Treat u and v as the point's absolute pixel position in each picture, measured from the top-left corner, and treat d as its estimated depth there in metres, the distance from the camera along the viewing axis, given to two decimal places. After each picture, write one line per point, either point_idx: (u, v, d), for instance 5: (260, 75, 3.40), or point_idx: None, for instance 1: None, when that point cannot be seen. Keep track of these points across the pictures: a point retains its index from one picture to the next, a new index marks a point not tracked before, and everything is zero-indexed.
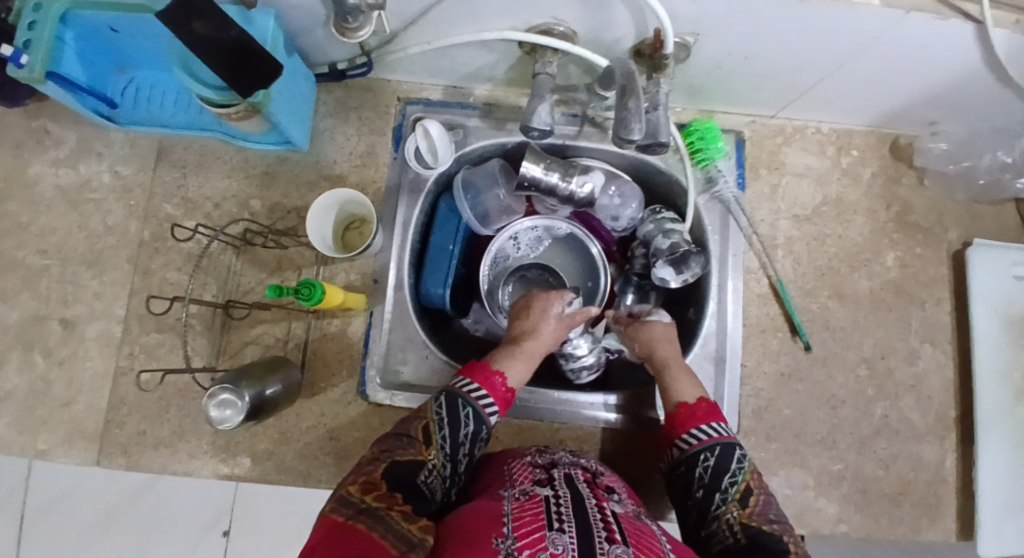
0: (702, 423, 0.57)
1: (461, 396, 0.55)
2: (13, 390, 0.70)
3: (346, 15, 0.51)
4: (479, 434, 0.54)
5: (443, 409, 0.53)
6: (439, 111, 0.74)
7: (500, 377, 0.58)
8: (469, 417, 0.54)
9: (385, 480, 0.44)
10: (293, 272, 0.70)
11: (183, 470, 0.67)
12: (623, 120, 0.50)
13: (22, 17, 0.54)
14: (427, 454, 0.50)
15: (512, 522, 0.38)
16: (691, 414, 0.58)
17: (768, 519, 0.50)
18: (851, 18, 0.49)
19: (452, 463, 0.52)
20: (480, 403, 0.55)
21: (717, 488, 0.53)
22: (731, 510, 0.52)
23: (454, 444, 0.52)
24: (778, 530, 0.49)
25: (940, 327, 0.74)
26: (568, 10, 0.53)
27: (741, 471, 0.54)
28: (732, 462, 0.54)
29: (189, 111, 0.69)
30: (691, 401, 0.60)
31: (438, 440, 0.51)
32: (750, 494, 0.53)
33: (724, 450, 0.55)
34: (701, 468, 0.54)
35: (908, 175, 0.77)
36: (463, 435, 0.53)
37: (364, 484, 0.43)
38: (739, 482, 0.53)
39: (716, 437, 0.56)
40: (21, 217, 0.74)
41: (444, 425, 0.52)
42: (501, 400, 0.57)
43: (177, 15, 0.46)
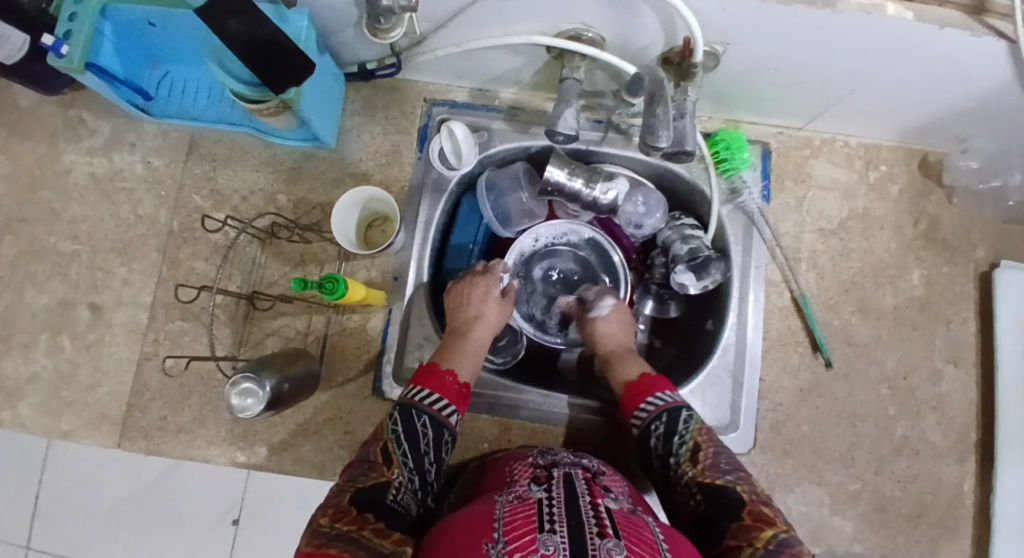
0: (651, 393, 0.57)
1: (415, 405, 0.54)
2: (40, 372, 0.72)
3: (379, 16, 0.52)
4: (442, 438, 0.53)
5: (399, 423, 0.52)
6: (465, 113, 0.75)
7: (450, 375, 0.58)
8: (425, 424, 0.52)
9: (354, 504, 0.43)
10: (316, 266, 0.71)
11: (201, 457, 0.68)
12: (650, 127, 0.50)
13: (63, 11, 0.57)
14: (391, 474, 0.48)
15: (502, 527, 0.38)
16: (640, 388, 0.58)
17: (720, 470, 0.48)
18: (885, 30, 0.49)
19: (421, 475, 0.50)
20: (437, 409, 0.55)
21: (670, 453, 0.51)
22: (687, 470, 0.49)
23: (418, 458, 0.50)
24: (731, 482, 0.47)
25: (966, 347, 0.73)
26: (598, 16, 0.53)
27: (688, 429, 0.52)
28: (680, 424, 0.53)
29: (221, 106, 0.71)
30: (648, 373, 0.59)
31: (398, 457, 0.49)
32: (699, 450, 0.50)
33: (670, 415, 0.53)
34: (655, 438, 0.53)
35: (937, 192, 0.76)
36: (424, 444, 0.51)
37: (335, 513, 0.42)
38: (688, 440, 0.51)
39: (667, 402, 0.55)
40: (55, 204, 0.76)
41: (403, 439, 0.51)
42: (456, 397, 0.57)
43: (217, 15, 0.48)
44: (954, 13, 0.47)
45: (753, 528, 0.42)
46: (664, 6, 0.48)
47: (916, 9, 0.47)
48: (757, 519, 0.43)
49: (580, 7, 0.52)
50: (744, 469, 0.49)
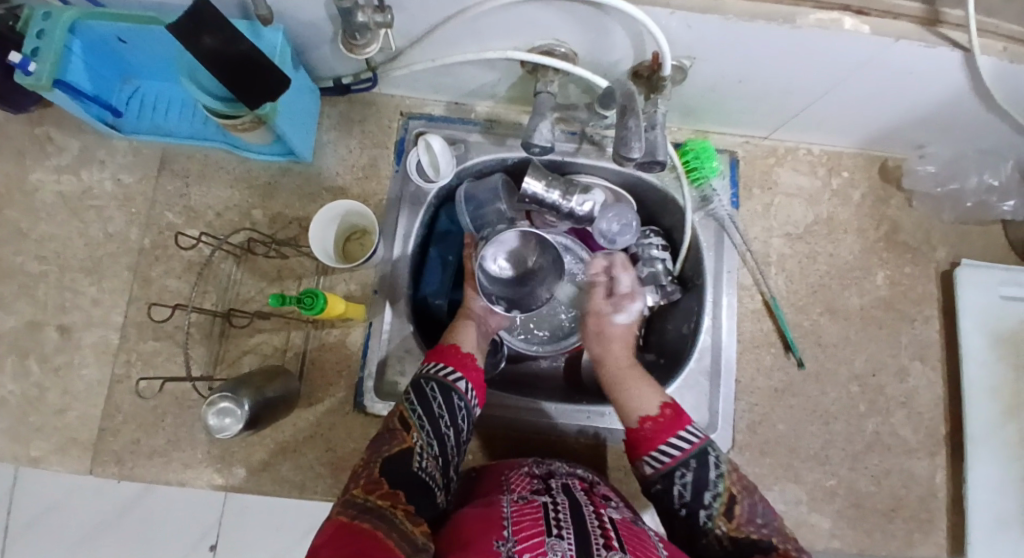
0: (678, 431, 0.53)
1: (424, 377, 0.56)
2: (6, 397, 0.70)
3: (354, 32, 0.52)
4: (455, 406, 0.54)
5: (411, 396, 0.54)
6: (441, 126, 0.76)
7: (452, 347, 0.61)
8: (434, 390, 0.54)
9: (385, 477, 0.44)
10: (294, 281, 0.70)
11: (177, 480, 0.66)
12: (623, 138, 0.51)
13: (31, 26, 0.55)
14: (412, 438, 0.49)
15: (512, 526, 0.39)
16: (654, 430, 0.54)
17: (757, 526, 0.48)
18: (843, 43, 0.51)
19: (440, 441, 0.52)
20: (443, 375, 0.56)
21: (701, 506, 0.49)
22: (719, 525, 0.48)
23: (434, 423, 0.52)
24: (767, 538, 0.47)
25: (930, 344, 0.76)
26: (570, 32, 0.55)
27: (721, 480, 0.50)
28: (710, 472, 0.50)
29: (194, 122, 0.70)
30: (653, 412, 0.56)
31: (415, 422, 0.51)
32: (734, 504, 0.49)
33: (702, 459, 0.51)
34: (679, 486, 0.50)
35: (897, 196, 0.80)
36: (439, 412, 0.53)
37: (366, 485, 0.43)
38: (722, 494, 0.49)
39: (694, 444, 0.52)
40: (21, 223, 0.74)
41: (416, 406, 0.53)
42: (462, 366, 0.58)
43: (188, 31, 0.47)
44: (908, 26, 0.50)
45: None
46: (634, 23, 0.50)
47: (873, 23, 0.49)
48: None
49: (553, 24, 0.54)
50: (775, 518, 0.49)
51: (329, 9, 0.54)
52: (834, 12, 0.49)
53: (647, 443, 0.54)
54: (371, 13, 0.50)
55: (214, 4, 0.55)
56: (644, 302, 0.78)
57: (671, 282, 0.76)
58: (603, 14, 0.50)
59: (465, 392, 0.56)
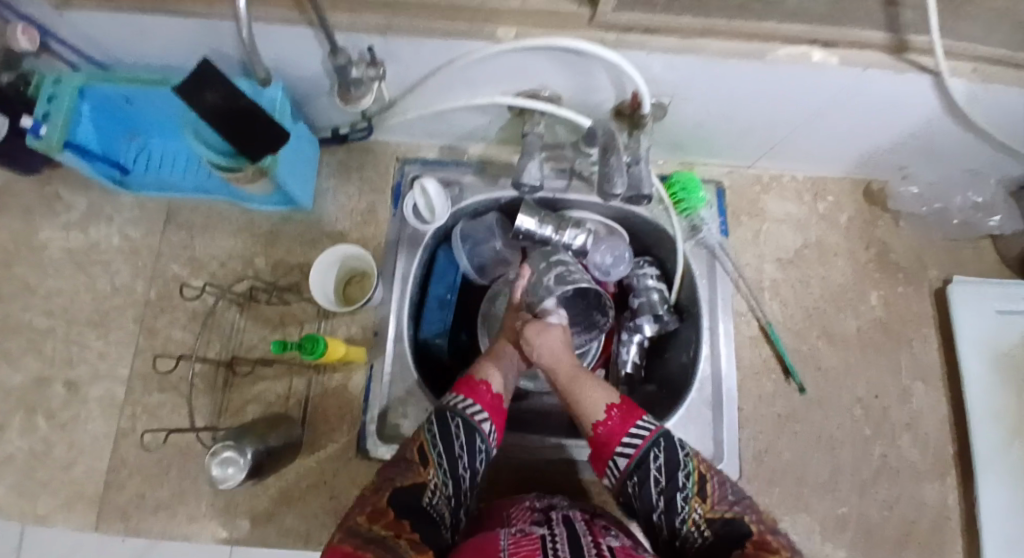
0: (637, 420, 0.51)
1: (450, 410, 0.53)
2: (13, 454, 0.70)
3: (349, 85, 0.55)
4: (475, 446, 0.52)
5: (434, 426, 0.52)
6: (436, 169, 0.78)
7: (485, 385, 0.56)
8: (459, 428, 0.52)
9: (392, 507, 0.44)
10: (296, 326, 0.72)
11: (181, 534, 0.66)
12: (607, 175, 0.54)
13: (43, 91, 0.59)
14: (426, 475, 0.48)
15: (508, 555, 0.39)
16: (622, 417, 0.51)
17: (729, 503, 0.46)
18: (816, 74, 0.54)
19: (455, 481, 0.50)
20: (468, 412, 0.53)
21: (677, 489, 0.47)
22: (694, 507, 0.46)
23: (452, 461, 0.50)
24: (740, 515, 0.45)
25: (930, 364, 0.76)
26: (554, 77, 0.58)
27: (689, 461, 0.49)
28: (680, 453, 0.49)
29: (198, 175, 0.73)
30: (605, 411, 0.52)
31: (433, 457, 0.50)
32: (706, 482, 0.48)
33: (668, 445, 0.50)
34: (654, 471, 0.48)
35: (884, 218, 0.81)
36: (459, 450, 0.51)
37: (371, 513, 0.43)
38: (693, 473, 0.48)
39: (652, 432, 0.50)
40: (30, 280, 0.76)
41: (438, 440, 0.51)
42: (490, 407, 0.55)
43: (192, 89, 0.50)
44: (878, 56, 0.51)
45: (759, 554, 0.41)
46: (612, 66, 0.53)
47: (843, 55, 0.51)
48: (760, 546, 0.42)
49: (536, 70, 0.57)
50: (749, 496, 0.48)
51: (326, 65, 0.58)
52: (804, 47, 0.51)
53: (608, 444, 0.51)
54: (365, 68, 0.54)
55: (216, 64, 0.59)
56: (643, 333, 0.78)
57: (669, 312, 0.77)
58: (582, 59, 0.52)
59: (488, 435, 0.54)
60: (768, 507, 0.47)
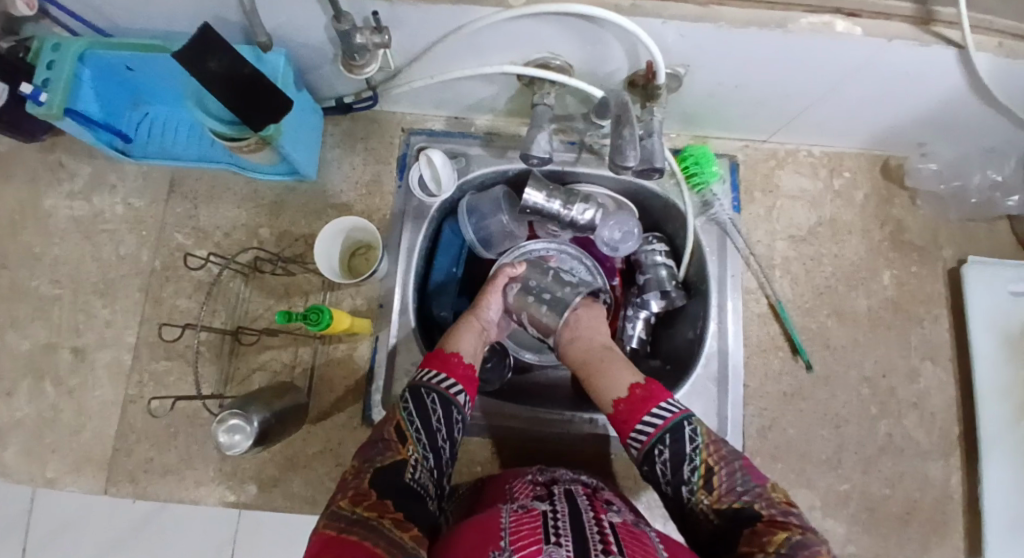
0: (646, 409, 0.52)
1: (424, 386, 0.55)
2: (22, 418, 0.71)
3: (354, 53, 0.53)
4: (451, 416, 0.54)
5: (410, 403, 0.53)
6: (442, 140, 0.77)
7: (457, 357, 0.59)
8: (435, 403, 0.54)
9: (374, 487, 0.44)
10: (301, 297, 0.71)
11: (190, 498, 0.67)
12: (619, 147, 0.52)
13: (41, 58, 0.58)
14: (406, 452, 0.49)
15: (510, 535, 0.39)
16: (630, 410, 0.53)
17: (738, 494, 0.46)
18: (836, 45, 0.51)
19: (435, 453, 0.52)
20: (444, 387, 0.55)
21: (681, 480, 0.48)
22: (701, 498, 0.47)
23: (431, 436, 0.52)
24: (751, 504, 0.45)
25: (941, 344, 0.75)
26: (565, 45, 0.56)
27: (697, 453, 0.48)
28: (687, 444, 0.49)
29: (201, 144, 0.72)
30: (625, 393, 0.55)
31: (411, 434, 0.51)
32: (713, 474, 0.47)
33: (674, 435, 0.49)
34: (660, 464, 0.49)
35: (900, 196, 0.79)
36: (436, 422, 0.53)
37: (353, 497, 0.43)
38: (699, 466, 0.48)
39: (668, 419, 0.51)
40: (36, 247, 0.76)
41: (414, 417, 0.52)
42: (464, 379, 0.57)
43: (191, 56, 0.49)
44: (902, 26, 0.49)
45: (768, 535, 0.41)
46: (626, 33, 0.50)
47: (865, 25, 0.49)
48: (772, 526, 0.42)
49: (548, 37, 0.55)
50: (759, 483, 0.47)
51: (329, 31, 0.56)
52: (826, 16, 0.49)
53: (623, 427, 0.53)
54: (370, 34, 0.51)
55: (218, 31, 0.57)
56: (648, 309, 0.78)
57: (677, 287, 0.76)
58: (595, 26, 0.50)
59: (464, 405, 0.56)
60: (778, 490, 0.47)
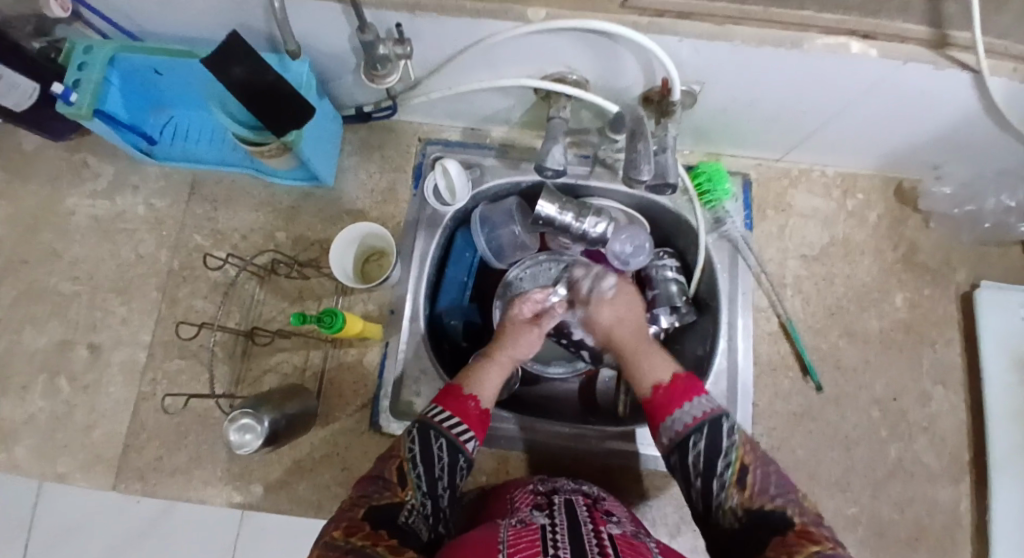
0: (685, 403, 0.54)
1: (433, 427, 0.54)
2: (36, 414, 0.73)
3: (375, 63, 0.55)
4: (456, 465, 0.53)
5: (413, 443, 0.52)
6: (458, 151, 0.78)
7: (473, 400, 0.59)
8: (441, 448, 0.53)
9: (368, 520, 0.44)
10: (314, 301, 0.72)
11: (196, 497, 0.67)
12: (633, 161, 0.53)
13: (73, 60, 0.60)
14: (404, 495, 0.49)
15: (507, 548, 0.39)
16: (671, 394, 0.56)
17: (770, 497, 0.45)
18: (853, 64, 0.52)
19: (434, 500, 0.51)
20: (455, 432, 0.55)
21: (713, 474, 0.47)
22: (731, 494, 0.46)
23: (431, 481, 0.51)
24: (782, 507, 0.44)
25: (953, 368, 0.74)
26: (582, 60, 0.57)
27: (733, 449, 0.48)
28: (723, 440, 0.49)
29: (222, 148, 0.74)
30: (667, 381, 0.58)
31: (412, 478, 0.50)
32: (747, 472, 0.47)
33: (711, 428, 0.50)
34: (693, 453, 0.49)
35: (914, 218, 0.79)
36: (439, 469, 0.52)
37: (347, 527, 0.43)
38: (734, 461, 0.47)
39: (704, 414, 0.51)
40: (57, 246, 0.78)
41: (418, 462, 0.51)
42: (474, 423, 0.57)
43: (219, 63, 0.50)
44: (918, 49, 0.49)
45: (797, 545, 0.39)
46: (642, 50, 0.51)
47: (881, 47, 0.50)
48: (802, 536, 0.40)
49: (565, 52, 0.56)
50: (794, 491, 0.46)
51: (351, 41, 0.57)
52: (842, 37, 0.49)
53: (659, 412, 0.55)
54: (392, 45, 0.53)
55: (245, 38, 0.59)
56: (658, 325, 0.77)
57: (686, 303, 0.76)
58: (612, 43, 0.51)
59: (471, 453, 0.56)
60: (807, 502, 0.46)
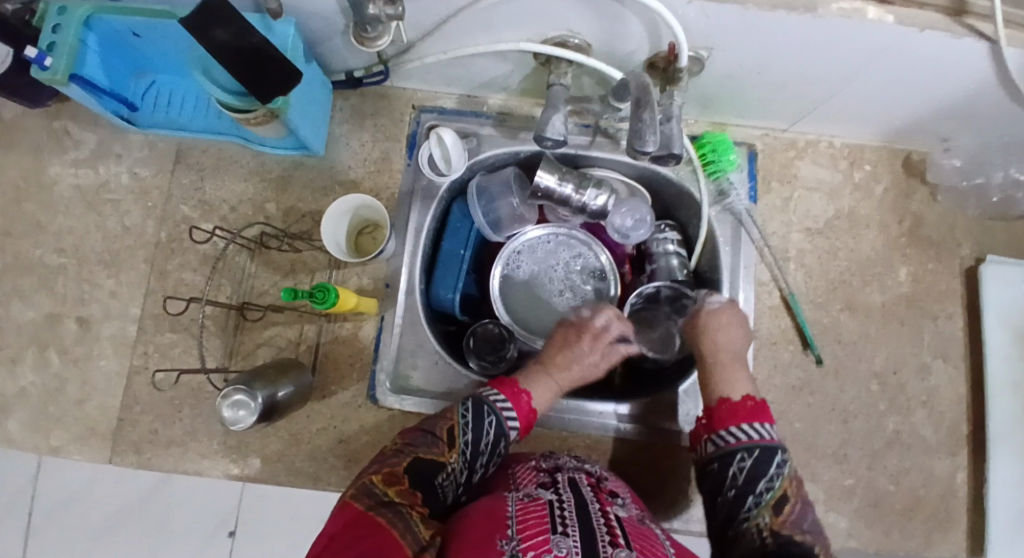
0: (745, 421, 0.55)
1: (488, 405, 0.55)
2: (27, 388, 0.72)
3: (365, 24, 0.52)
4: (497, 447, 0.54)
5: (468, 414, 0.54)
6: (453, 119, 0.75)
7: (526, 395, 0.58)
8: (492, 426, 0.53)
9: (408, 475, 0.47)
10: (307, 275, 0.71)
11: (193, 470, 0.67)
12: (638, 132, 0.51)
13: (46, 22, 0.56)
14: (448, 458, 0.51)
15: (516, 524, 0.38)
16: (731, 411, 0.56)
17: (801, 530, 0.48)
18: (867, 34, 0.50)
19: (469, 471, 0.53)
20: (505, 415, 0.55)
21: (752, 492, 0.50)
22: (762, 515, 0.49)
23: (473, 454, 0.52)
24: (810, 541, 0.47)
25: (953, 342, 0.74)
26: (584, 23, 0.54)
27: (778, 478, 0.50)
28: (770, 468, 0.51)
29: (207, 116, 0.70)
30: (737, 398, 0.57)
31: (460, 443, 0.52)
32: (786, 502, 0.50)
33: (765, 455, 0.52)
34: (736, 468, 0.52)
35: (921, 190, 0.77)
36: (483, 447, 0.53)
37: (387, 476, 0.46)
38: (777, 488, 0.50)
39: (756, 439, 0.53)
40: (40, 217, 0.75)
41: (468, 431, 0.53)
42: (523, 418, 0.57)
43: (199, 26, 0.47)
44: (935, 16, 0.47)
45: None
46: (647, 12, 0.49)
47: (897, 13, 0.47)
48: None
49: (566, 14, 0.53)
50: (822, 531, 0.49)
51: (339, 1, 0.54)
52: (857, 2, 0.47)
53: (712, 423, 0.56)
54: (382, 5, 0.49)
55: None
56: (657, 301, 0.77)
57: (687, 276, 0.76)
58: (617, 4, 0.48)
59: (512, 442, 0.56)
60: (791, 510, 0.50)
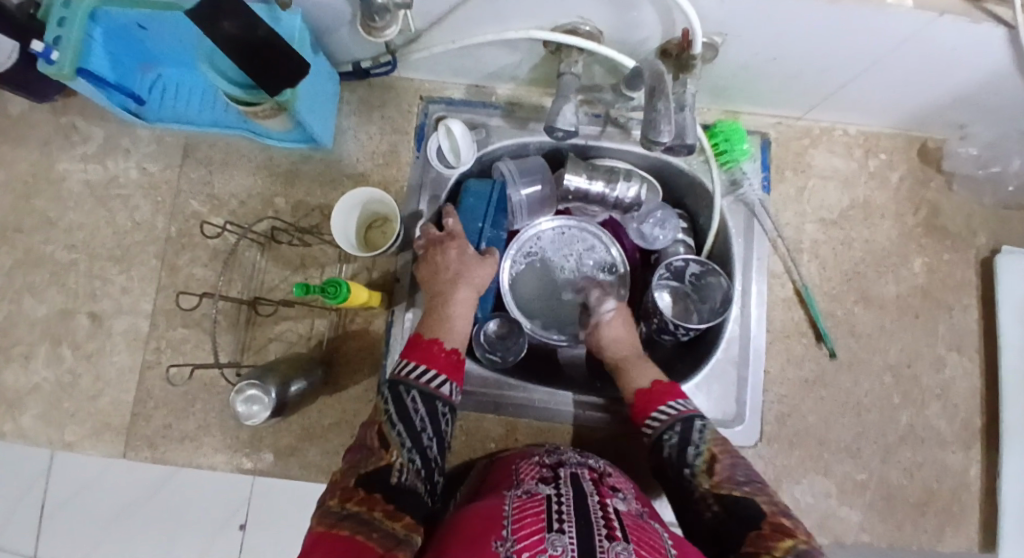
0: (663, 402, 0.57)
1: (404, 383, 0.54)
2: (40, 383, 0.72)
3: (373, 14, 0.51)
4: (435, 411, 0.54)
5: (390, 402, 0.52)
6: (461, 110, 0.74)
7: (438, 345, 0.59)
8: (416, 399, 0.53)
9: (361, 487, 0.44)
10: (316, 270, 0.71)
11: (207, 464, 0.68)
12: (652, 122, 0.50)
13: (52, 15, 0.56)
14: (391, 456, 0.47)
15: (512, 524, 0.38)
16: (651, 398, 0.58)
17: (738, 483, 0.48)
18: (884, 20, 0.48)
19: (422, 452, 0.50)
20: (426, 382, 0.55)
21: (686, 463, 0.51)
22: (703, 481, 0.49)
23: (413, 431, 0.51)
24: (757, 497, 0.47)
25: (968, 334, 0.73)
26: (596, 10, 0.53)
27: (703, 440, 0.52)
28: (694, 434, 0.53)
29: (215, 109, 0.70)
30: (647, 385, 0.60)
31: (394, 436, 0.49)
32: (716, 461, 0.50)
33: (686, 425, 0.54)
34: (668, 448, 0.53)
35: (937, 179, 0.76)
36: (419, 421, 0.52)
37: (342, 495, 0.43)
38: (705, 451, 0.51)
39: (679, 413, 0.55)
40: (50, 213, 0.75)
41: (396, 417, 0.51)
42: (447, 366, 0.58)
43: (207, 16, 0.46)
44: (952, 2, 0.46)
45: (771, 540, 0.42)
46: None
47: None
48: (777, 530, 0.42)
49: (577, 2, 0.51)
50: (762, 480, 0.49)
51: None
52: None
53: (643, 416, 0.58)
54: None
55: None
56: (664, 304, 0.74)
57: None
58: None
59: (449, 397, 0.56)
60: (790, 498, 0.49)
